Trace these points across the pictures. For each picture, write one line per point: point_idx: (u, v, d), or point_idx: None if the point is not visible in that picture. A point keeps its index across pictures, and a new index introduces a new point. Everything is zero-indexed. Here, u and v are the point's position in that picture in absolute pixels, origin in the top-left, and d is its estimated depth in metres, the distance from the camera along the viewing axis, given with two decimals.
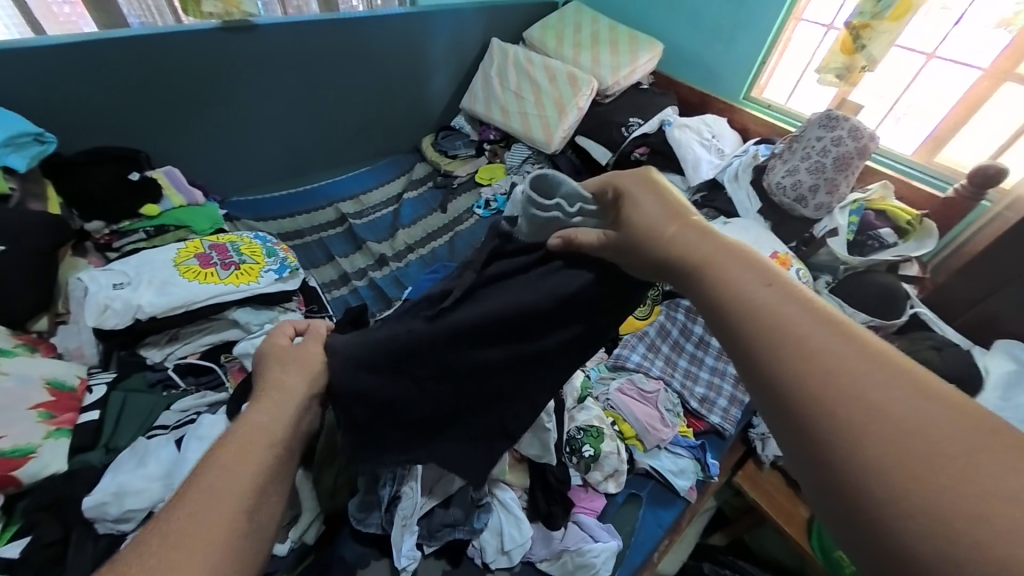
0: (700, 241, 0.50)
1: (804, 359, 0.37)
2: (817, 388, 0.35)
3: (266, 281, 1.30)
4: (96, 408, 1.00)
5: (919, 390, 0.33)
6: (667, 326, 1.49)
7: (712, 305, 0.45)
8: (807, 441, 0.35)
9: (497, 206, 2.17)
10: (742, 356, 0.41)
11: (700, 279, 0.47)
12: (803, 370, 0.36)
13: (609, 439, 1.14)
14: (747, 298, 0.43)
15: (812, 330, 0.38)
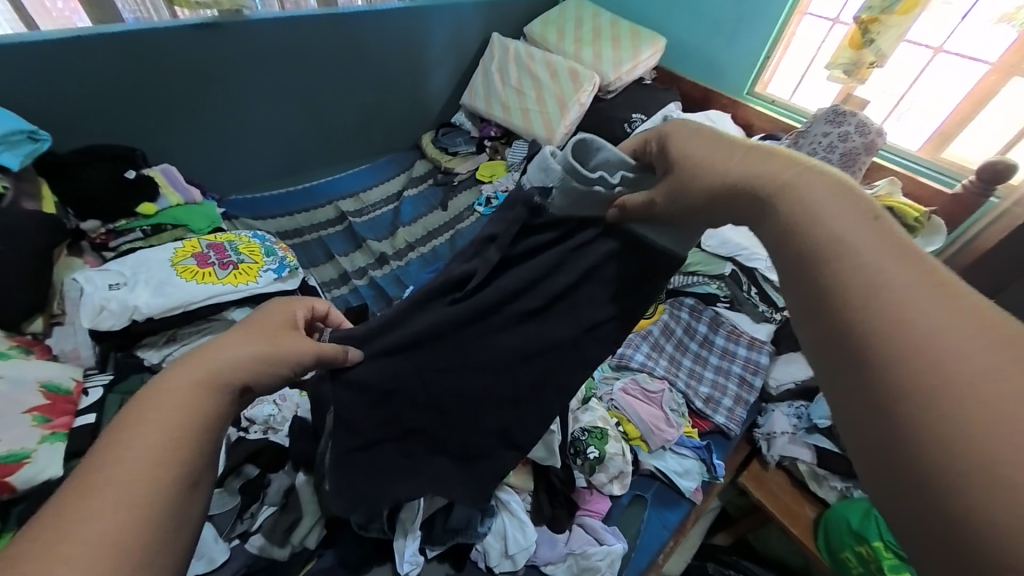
0: (779, 165, 0.48)
1: (869, 285, 0.36)
2: (889, 322, 0.35)
3: (265, 280, 1.28)
4: (92, 411, 0.98)
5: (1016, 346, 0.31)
6: (671, 324, 1.46)
7: (791, 241, 0.43)
8: (863, 370, 0.35)
9: (498, 203, 2.15)
10: (812, 276, 0.41)
11: (776, 203, 0.46)
12: (877, 305, 0.35)
13: (613, 440, 1.13)
14: (839, 237, 0.40)
15: (899, 263, 0.37)
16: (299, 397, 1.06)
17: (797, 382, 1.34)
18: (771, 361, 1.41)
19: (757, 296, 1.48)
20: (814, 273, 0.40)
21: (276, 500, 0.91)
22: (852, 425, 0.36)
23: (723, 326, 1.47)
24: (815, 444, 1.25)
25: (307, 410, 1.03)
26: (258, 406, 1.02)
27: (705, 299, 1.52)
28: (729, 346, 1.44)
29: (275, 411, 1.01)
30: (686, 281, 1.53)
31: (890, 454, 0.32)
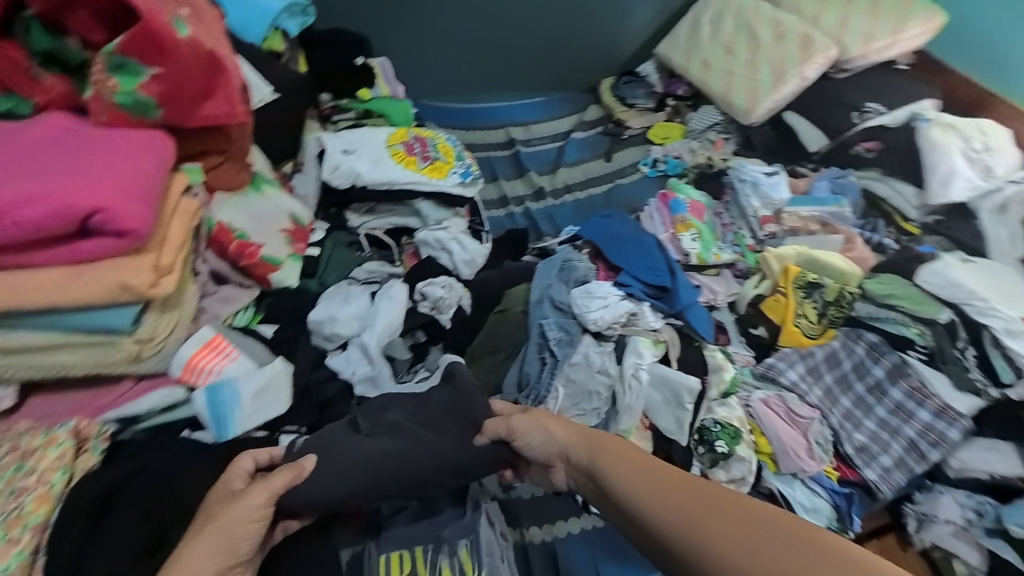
0: (589, 453, 0.77)
1: (666, 530, 0.64)
2: (675, 546, 0.63)
3: (451, 182, 1.43)
4: (317, 247, 1.22)
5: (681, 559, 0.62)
6: (838, 355, 1.25)
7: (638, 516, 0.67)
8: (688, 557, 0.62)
9: (665, 168, 2.02)
10: (653, 531, 0.65)
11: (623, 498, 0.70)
12: (668, 541, 0.64)
13: (745, 444, 1.02)
14: (645, 508, 0.67)
15: (657, 512, 0.66)
16: (463, 292, 1.13)
17: (991, 474, 1.12)
18: (961, 440, 1.15)
19: (974, 360, 1.20)
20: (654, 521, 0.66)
21: (433, 367, 1.04)
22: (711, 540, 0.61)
23: (906, 379, 1.20)
24: (990, 547, 1.07)
25: (467, 305, 1.11)
26: (431, 285, 1.11)
27: (894, 340, 1.26)
28: (906, 403, 1.19)
29: (444, 296, 1.10)
30: (876, 313, 1.29)
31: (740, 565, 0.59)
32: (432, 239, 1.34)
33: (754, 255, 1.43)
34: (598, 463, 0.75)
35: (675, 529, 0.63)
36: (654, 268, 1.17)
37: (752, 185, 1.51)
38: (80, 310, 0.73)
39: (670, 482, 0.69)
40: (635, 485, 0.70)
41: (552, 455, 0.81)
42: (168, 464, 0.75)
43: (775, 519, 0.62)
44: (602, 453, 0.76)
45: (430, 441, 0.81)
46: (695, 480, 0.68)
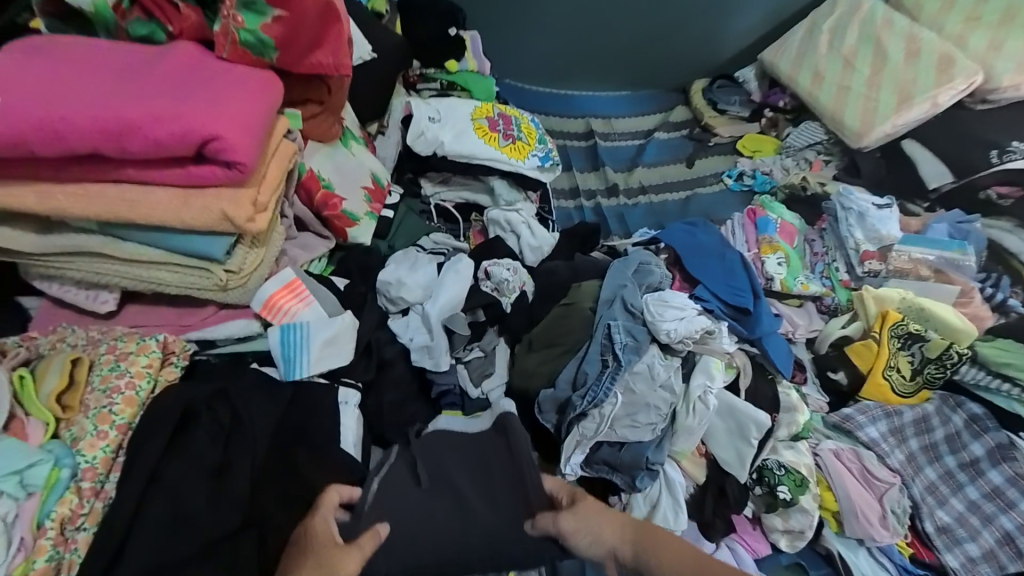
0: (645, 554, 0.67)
1: None
2: None
3: (529, 164, 1.39)
4: (392, 209, 1.24)
5: None
6: (931, 419, 1.12)
7: None
8: None
9: (751, 183, 1.87)
10: None
11: None
12: None
13: (811, 495, 0.93)
14: None
15: None
16: (526, 277, 1.14)
17: None
18: None
19: None
20: None
21: (486, 348, 1.05)
22: None
23: (1010, 463, 1.06)
24: None
25: (529, 291, 1.12)
26: (497, 266, 1.12)
27: (1002, 416, 1.12)
28: (1005, 490, 1.04)
29: (509, 278, 1.11)
30: (982, 380, 1.13)
31: None
32: (503, 220, 1.31)
33: (846, 292, 1.29)
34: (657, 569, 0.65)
35: None
36: (734, 287, 1.09)
37: (857, 215, 1.35)
38: (186, 232, 0.76)
39: None
40: None
41: (604, 558, 0.70)
42: (249, 391, 0.79)
43: None
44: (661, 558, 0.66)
45: (479, 514, 0.79)
46: None
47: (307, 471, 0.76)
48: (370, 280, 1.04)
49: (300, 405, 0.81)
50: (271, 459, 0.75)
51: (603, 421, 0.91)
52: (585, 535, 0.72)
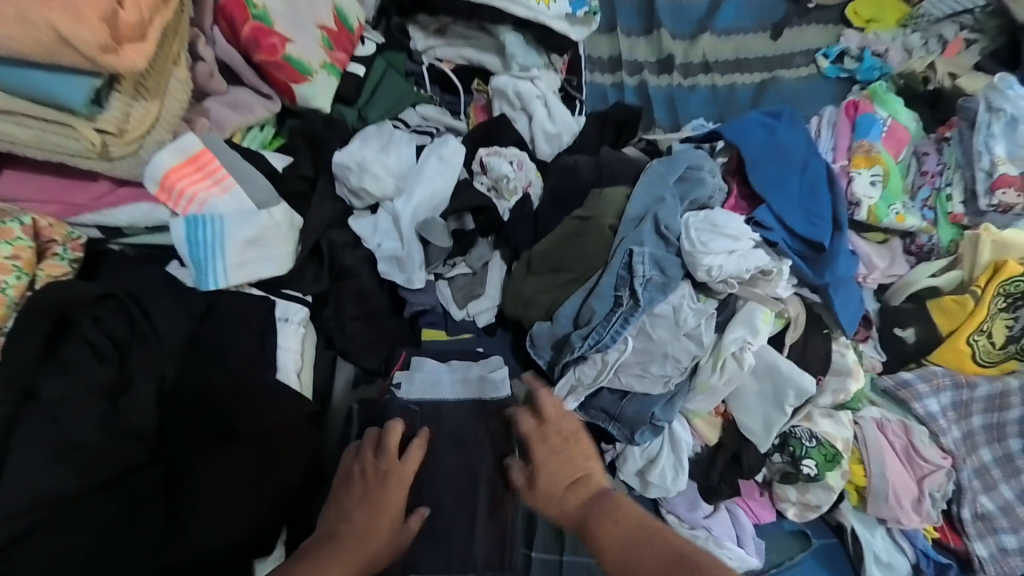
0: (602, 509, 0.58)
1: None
2: None
3: (555, 12, 1.01)
4: (362, 64, 0.90)
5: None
6: (1010, 397, 0.91)
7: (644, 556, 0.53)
8: None
9: (856, 67, 1.39)
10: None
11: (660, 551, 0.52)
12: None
13: (840, 473, 0.79)
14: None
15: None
16: (533, 175, 0.87)
17: None
18: None
19: None
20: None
21: (474, 266, 0.83)
22: None
23: None
24: None
25: (536, 194, 0.86)
26: (496, 157, 0.86)
27: None
28: None
29: (511, 174, 0.84)
30: None
31: None
32: (512, 92, 0.97)
33: (954, 234, 0.99)
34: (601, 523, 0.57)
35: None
36: (811, 214, 0.80)
37: (1008, 121, 0.96)
38: (26, 64, 0.52)
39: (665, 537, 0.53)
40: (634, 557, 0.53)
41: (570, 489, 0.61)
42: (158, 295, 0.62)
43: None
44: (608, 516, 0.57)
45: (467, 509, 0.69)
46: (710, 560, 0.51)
47: (224, 399, 0.61)
48: (323, 162, 0.77)
49: (215, 319, 0.64)
50: (182, 380, 0.61)
51: (607, 368, 0.73)
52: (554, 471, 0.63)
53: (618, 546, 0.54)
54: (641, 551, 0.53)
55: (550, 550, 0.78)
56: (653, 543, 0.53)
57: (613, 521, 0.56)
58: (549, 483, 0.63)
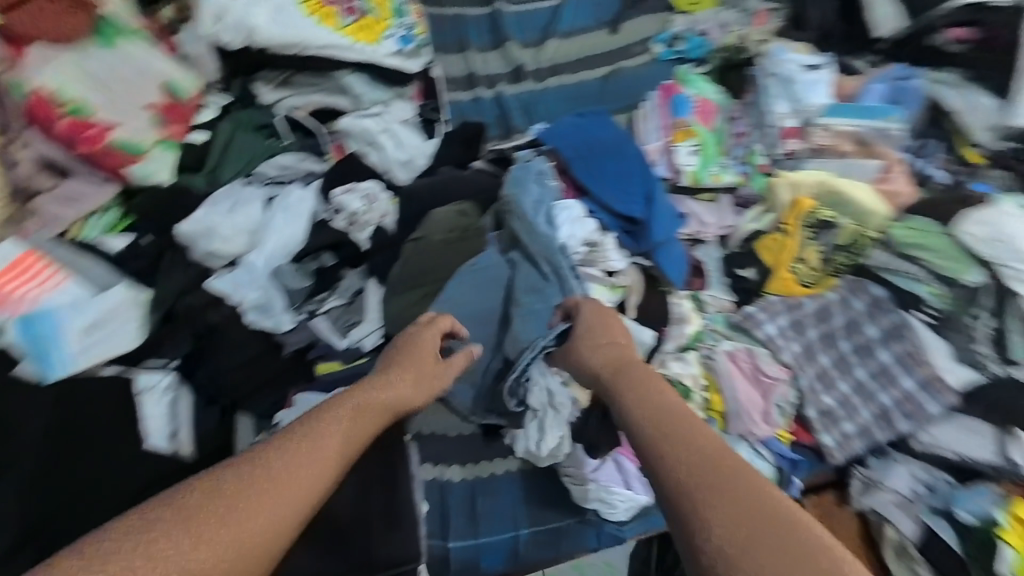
0: (631, 390, 0.64)
1: (710, 462, 0.51)
2: (695, 470, 0.51)
3: (385, 50, 1.08)
4: (204, 130, 0.97)
5: (712, 471, 0.50)
6: (832, 309, 1.06)
7: (653, 421, 0.58)
8: (681, 468, 0.52)
9: (684, 49, 1.56)
10: (674, 443, 0.54)
11: (679, 431, 0.56)
12: (684, 446, 0.53)
13: (693, 406, 0.93)
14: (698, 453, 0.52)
15: (700, 453, 0.52)
16: (389, 203, 0.94)
17: (958, 454, 0.94)
18: (939, 414, 0.97)
19: (987, 330, 0.98)
20: (681, 446, 0.54)
21: (345, 296, 0.89)
22: (691, 484, 0.50)
23: (901, 342, 1.01)
24: (931, 526, 0.92)
25: (393, 221, 0.93)
26: (349, 194, 0.93)
27: (903, 298, 1.04)
28: (892, 368, 1.01)
29: (362, 208, 0.92)
30: (891, 263, 1.05)
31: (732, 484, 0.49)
32: (358, 130, 1.04)
33: (763, 178, 1.16)
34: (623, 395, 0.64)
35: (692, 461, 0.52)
36: (625, 193, 0.95)
37: (782, 83, 1.17)
38: None
39: (684, 421, 0.57)
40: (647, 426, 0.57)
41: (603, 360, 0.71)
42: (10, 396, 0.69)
43: (739, 466, 0.51)
44: (631, 389, 0.64)
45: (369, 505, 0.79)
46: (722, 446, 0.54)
47: (105, 466, 0.71)
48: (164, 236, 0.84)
49: (73, 402, 0.72)
50: (54, 461, 0.69)
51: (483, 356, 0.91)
52: (593, 341, 0.74)
53: (657, 427, 0.57)
54: (681, 429, 0.56)
55: (467, 536, 0.89)
56: (686, 430, 0.55)
57: (650, 395, 0.62)
58: (588, 353, 0.73)
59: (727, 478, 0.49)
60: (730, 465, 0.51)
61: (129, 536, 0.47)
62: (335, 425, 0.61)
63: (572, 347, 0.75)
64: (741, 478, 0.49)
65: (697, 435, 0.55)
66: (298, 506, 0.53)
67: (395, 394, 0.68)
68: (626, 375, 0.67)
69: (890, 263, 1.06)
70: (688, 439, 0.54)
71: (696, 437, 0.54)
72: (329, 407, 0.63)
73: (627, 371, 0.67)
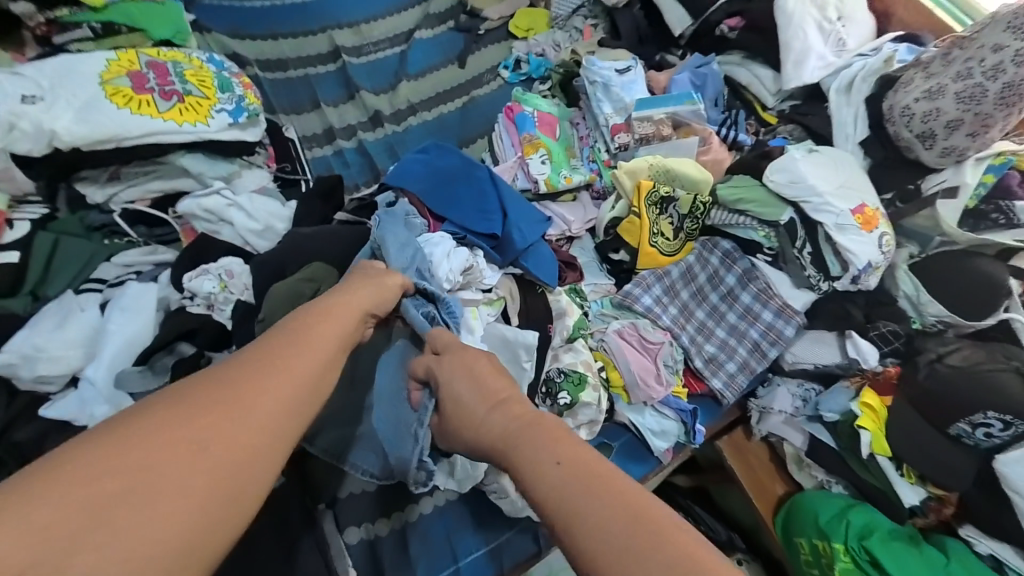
0: (536, 445, 0.51)
1: (633, 529, 0.42)
2: (615, 547, 0.42)
3: (217, 125, 1.06)
4: (15, 249, 0.91)
5: (640, 537, 0.42)
6: (694, 269, 1.19)
7: (562, 491, 0.46)
8: (603, 550, 0.42)
9: (528, 70, 1.58)
10: (588, 518, 0.44)
11: (595, 493, 0.45)
12: (604, 516, 0.43)
13: (592, 388, 0.97)
14: (614, 526, 0.43)
15: (618, 527, 0.43)
16: (247, 275, 0.93)
17: (818, 365, 1.08)
18: (797, 335, 1.12)
19: (809, 256, 1.12)
20: (599, 520, 0.43)
21: None
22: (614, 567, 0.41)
23: (755, 282, 1.17)
24: (811, 432, 1.05)
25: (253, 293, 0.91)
26: (200, 278, 0.90)
27: (745, 246, 1.19)
28: (754, 307, 1.16)
29: (217, 289, 0.89)
30: (728, 220, 1.20)
31: (664, 557, 0.40)
32: (202, 210, 1.01)
33: (609, 171, 1.29)
34: (525, 458, 0.51)
35: (609, 545, 0.42)
36: (483, 213, 1.02)
37: (603, 87, 1.35)
38: None
39: (597, 479, 0.46)
40: (557, 496, 0.46)
41: (496, 416, 0.58)
42: None
43: (666, 530, 0.42)
44: (534, 448, 0.51)
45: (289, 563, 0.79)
46: (646, 503, 0.44)
47: None
48: None
49: None
50: None
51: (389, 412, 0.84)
52: (486, 396, 0.60)
53: (579, 492, 0.45)
54: (597, 495, 0.45)
55: None
56: (602, 492, 0.45)
57: (557, 455, 0.49)
58: (481, 413, 0.59)
59: (651, 544, 0.41)
60: (656, 530, 0.42)
61: (87, 455, 0.37)
62: (314, 340, 0.52)
63: (466, 413, 0.60)
64: (669, 546, 0.41)
65: (618, 497, 0.45)
66: (270, 440, 0.43)
67: (367, 302, 0.63)
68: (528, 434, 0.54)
69: (730, 217, 1.19)
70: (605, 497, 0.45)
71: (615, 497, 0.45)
72: (300, 322, 0.54)
73: (530, 426, 0.54)
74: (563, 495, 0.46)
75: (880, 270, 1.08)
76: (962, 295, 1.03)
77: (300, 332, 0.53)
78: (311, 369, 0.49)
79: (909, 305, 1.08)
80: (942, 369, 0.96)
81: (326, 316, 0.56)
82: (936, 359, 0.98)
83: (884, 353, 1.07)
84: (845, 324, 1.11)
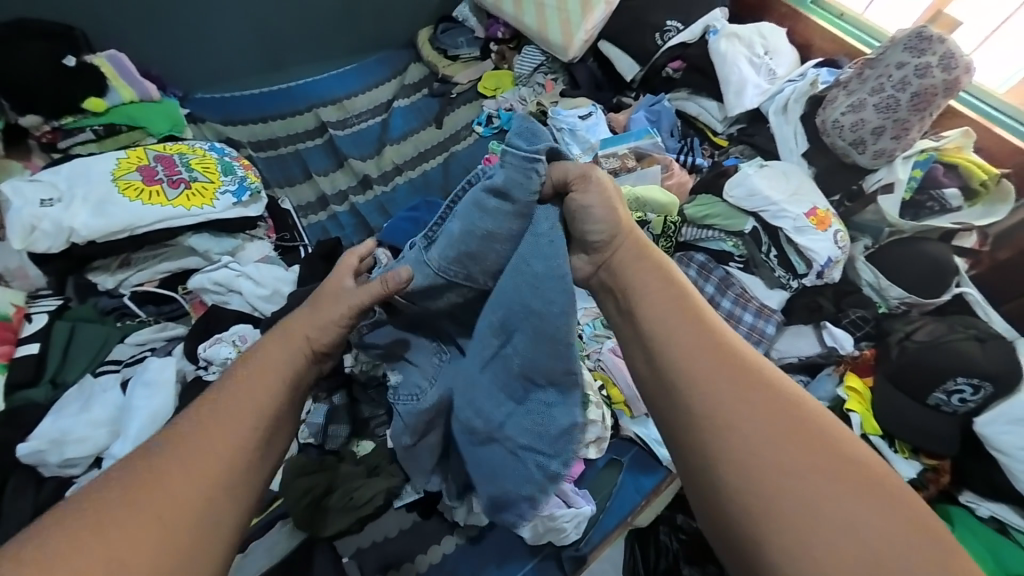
0: (721, 352, 0.50)
1: (824, 467, 0.43)
2: (798, 470, 0.43)
3: (222, 205, 1.15)
4: (34, 341, 0.95)
5: (831, 464, 0.43)
6: None
7: (762, 407, 0.46)
8: (794, 468, 0.43)
9: (501, 124, 1.74)
10: (784, 439, 0.44)
11: (792, 422, 0.46)
12: (801, 441, 0.44)
13: (595, 406, 1.03)
14: (806, 460, 0.43)
15: (805, 453, 0.44)
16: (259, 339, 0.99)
17: (801, 357, 1.16)
18: (778, 331, 1.20)
19: (776, 259, 1.23)
20: (796, 446, 0.44)
21: None
22: (801, 486, 0.42)
23: (732, 288, 1.25)
24: None
25: None
26: (215, 346, 0.95)
27: (717, 257, 1.30)
28: (736, 312, 1.22)
29: (233, 354, 0.94)
30: (699, 235, 1.31)
31: (862, 488, 0.42)
32: (211, 283, 1.08)
33: None
34: (705, 364, 0.50)
35: (801, 468, 0.43)
36: None
37: (570, 132, 1.50)
38: None
39: (793, 408, 0.47)
40: (751, 409, 0.46)
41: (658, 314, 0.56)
42: None
43: (866, 466, 0.44)
44: (716, 356, 0.50)
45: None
46: (843, 440, 0.45)
47: None
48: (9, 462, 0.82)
49: None
50: None
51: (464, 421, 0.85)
52: (649, 286, 0.59)
53: (686, 333, 0.53)
54: (704, 340, 0.52)
55: None
56: (800, 422, 0.46)
57: (754, 378, 0.49)
58: (645, 305, 0.57)
59: (853, 482, 0.42)
60: (853, 461, 0.44)
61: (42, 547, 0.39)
62: (255, 392, 0.53)
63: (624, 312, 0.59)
64: (870, 484, 0.42)
65: (819, 424, 0.46)
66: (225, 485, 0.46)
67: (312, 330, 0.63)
68: (709, 338, 0.52)
69: (697, 231, 1.32)
70: (800, 430, 0.45)
71: (814, 429, 0.45)
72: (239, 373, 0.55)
73: (719, 331, 0.53)
74: (755, 406, 0.47)
75: (840, 264, 1.17)
76: (918, 276, 1.12)
77: (242, 378, 0.55)
78: (256, 422, 0.51)
79: (873, 292, 1.18)
80: (911, 345, 1.04)
81: (260, 371, 0.56)
82: (905, 336, 1.07)
83: (858, 338, 1.17)
84: (819, 316, 1.20)
